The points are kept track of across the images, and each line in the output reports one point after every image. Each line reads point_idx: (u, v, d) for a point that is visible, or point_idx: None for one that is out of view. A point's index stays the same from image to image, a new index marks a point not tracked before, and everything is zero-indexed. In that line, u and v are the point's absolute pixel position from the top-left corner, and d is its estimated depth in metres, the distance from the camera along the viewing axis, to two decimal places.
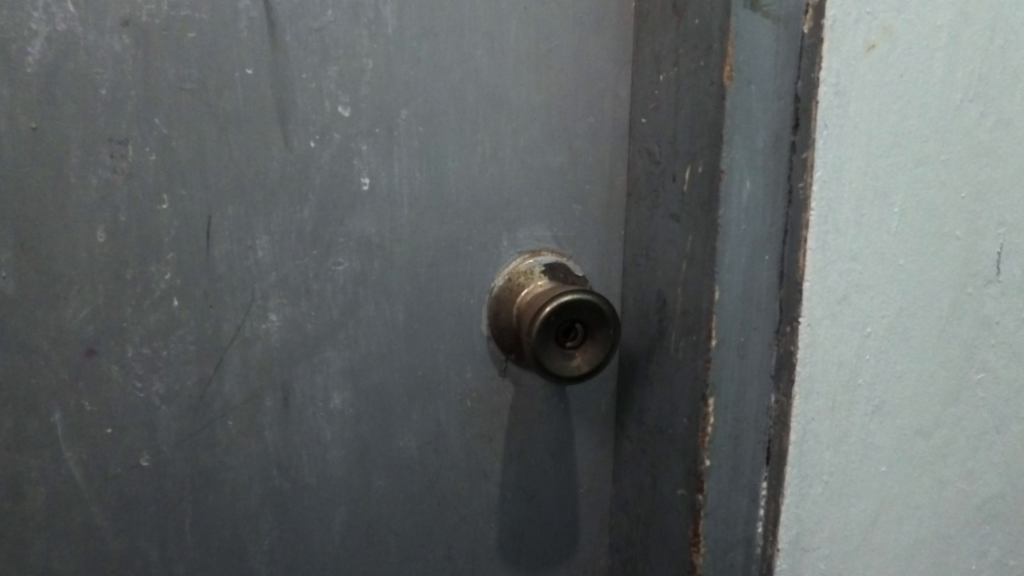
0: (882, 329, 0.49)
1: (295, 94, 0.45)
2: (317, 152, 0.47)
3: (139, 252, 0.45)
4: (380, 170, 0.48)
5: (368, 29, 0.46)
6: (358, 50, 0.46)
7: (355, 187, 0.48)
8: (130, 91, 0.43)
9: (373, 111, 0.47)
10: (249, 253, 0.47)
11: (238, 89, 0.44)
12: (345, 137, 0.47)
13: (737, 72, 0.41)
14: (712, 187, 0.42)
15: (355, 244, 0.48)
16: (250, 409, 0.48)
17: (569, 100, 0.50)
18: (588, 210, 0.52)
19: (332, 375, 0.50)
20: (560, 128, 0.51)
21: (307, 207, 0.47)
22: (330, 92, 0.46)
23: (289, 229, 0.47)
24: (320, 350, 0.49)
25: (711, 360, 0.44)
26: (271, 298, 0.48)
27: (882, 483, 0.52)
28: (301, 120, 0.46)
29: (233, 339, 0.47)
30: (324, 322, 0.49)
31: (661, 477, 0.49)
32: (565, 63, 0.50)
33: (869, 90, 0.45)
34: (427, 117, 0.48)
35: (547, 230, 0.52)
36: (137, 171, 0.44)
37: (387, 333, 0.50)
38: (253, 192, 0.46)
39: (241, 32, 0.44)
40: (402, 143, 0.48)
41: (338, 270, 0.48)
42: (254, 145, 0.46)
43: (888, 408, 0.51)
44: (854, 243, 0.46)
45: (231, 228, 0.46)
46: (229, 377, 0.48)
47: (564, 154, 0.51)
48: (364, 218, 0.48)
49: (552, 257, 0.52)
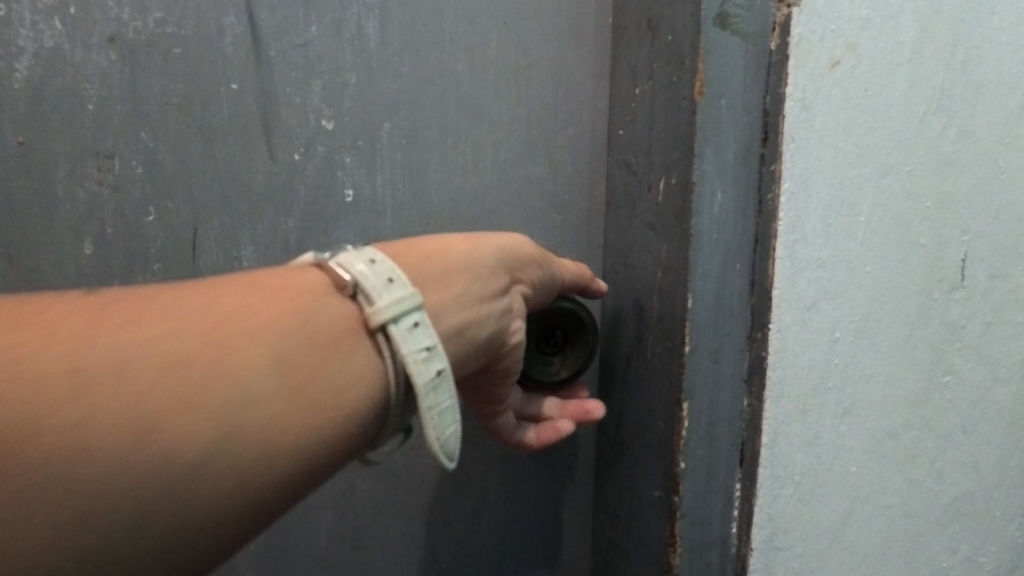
0: (851, 335, 0.50)
1: (279, 108, 0.46)
2: (301, 165, 0.47)
3: (126, 262, 0.46)
4: (363, 181, 0.48)
5: (352, 44, 0.46)
6: (342, 64, 0.47)
7: (338, 198, 0.48)
8: (117, 106, 0.44)
9: (356, 124, 0.48)
10: (234, 263, 0.47)
11: (224, 103, 0.45)
12: (328, 150, 0.47)
13: (707, 87, 0.42)
14: (685, 197, 0.43)
15: None
16: None
17: (548, 113, 0.51)
18: (569, 219, 0.53)
19: None
20: (539, 140, 0.51)
21: (291, 218, 0.48)
22: (314, 106, 0.47)
23: (273, 239, 0.48)
24: None
25: (685, 365, 0.45)
26: None
27: (855, 484, 0.53)
28: (284, 133, 0.46)
29: None
30: None
31: (640, 480, 0.50)
32: (545, 77, 0.51)
33: (835, 104, 0.45)
34: (409, 130, 0.49)
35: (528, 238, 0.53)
36: (124, 184, 0.45)
37: None
38: (238, 203, 0.47)
39: (226, 48, 0.44)
40: (385, 155, 0.49)
41: None
42: (241, 157, 0.46)
43: (858, 411, 0.52)
44: (822, 253, 0.47)
45: (216, 239, 0.47)
46: None
47: (545, 165, 0.52)
48: (347, 228, 0.49)
49: None
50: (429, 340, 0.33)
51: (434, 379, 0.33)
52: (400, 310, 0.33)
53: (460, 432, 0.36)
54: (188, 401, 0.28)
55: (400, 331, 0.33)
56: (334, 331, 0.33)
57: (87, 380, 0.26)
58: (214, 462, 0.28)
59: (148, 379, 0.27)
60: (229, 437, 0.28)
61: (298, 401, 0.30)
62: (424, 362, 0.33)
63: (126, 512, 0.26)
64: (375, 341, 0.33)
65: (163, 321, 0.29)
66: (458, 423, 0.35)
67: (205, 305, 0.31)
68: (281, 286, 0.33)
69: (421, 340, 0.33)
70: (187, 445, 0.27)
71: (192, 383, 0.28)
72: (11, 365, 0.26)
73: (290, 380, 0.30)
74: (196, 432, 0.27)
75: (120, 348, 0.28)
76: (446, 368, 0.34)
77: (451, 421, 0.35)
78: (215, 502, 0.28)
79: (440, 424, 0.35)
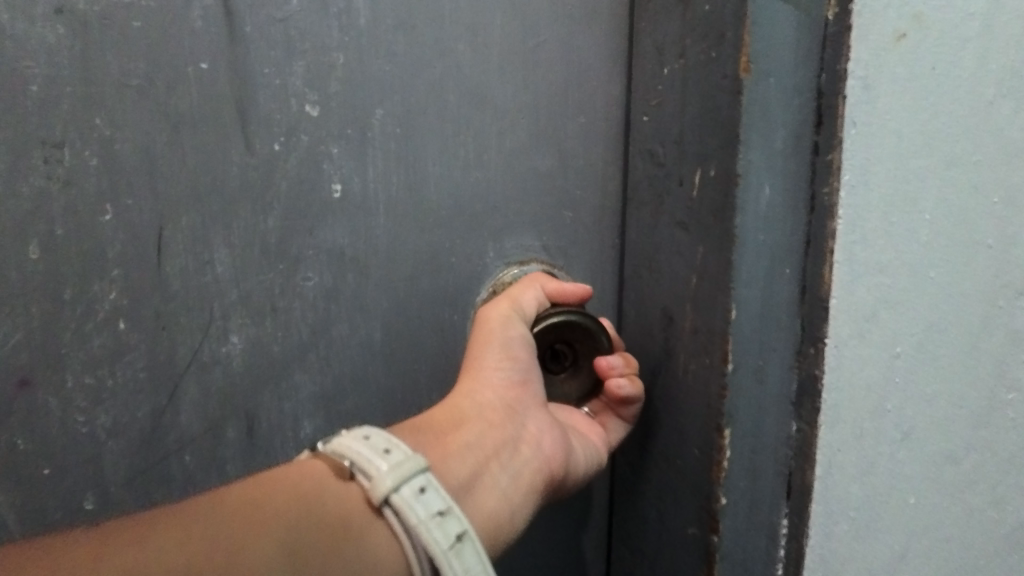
0: (913, 348, 0.49)
1: (257, 91, 0.48)
2: (282, 155, 0.49)
3: (84, 268, 0.47)
4: (353, 175, 0.51)
5: (339, 19, 0.48)
6: (329, 42, 0.48)
7: (326, 192, 0.50)
8: (65, 87, 0.44)
9: (344, 110, 0.49)
10: (206, 268, 0.49)
11: (195, 85, 0.46)
12: (314, 139, 0.49)
13: (753, 63, 0.39)
14: (727, 189, 0.40)
15: (326, 257, 0.51)
16: (212, 441, 0.52)
17: (557, 103, 0.53)
18: (579, 216, 0.56)
19: (302, 402, 0.53)
20: (547, 131, 0.54)
21: (272, 215, 0.50)
22: (296, 89, 0.48)
23: (252, 241, 0.50)
24: (288, 375, 0.52)
25: (727, 388, 0.43)
26: (232, 319, 0.50)
27: (910, 515, 0.52)
28: (265, 121, 0.48)
29: (189, 364, 0.50)
30: (292, 344, 0.52)
31: (670, 509, 0.49)
32: (551, 59, 0.52)
33: (902, 81, 0.44)
34: (404, 117, 0.51)
35: (536, 239, 0.55)
36: (75, 177, 0.46)
37: (363, 355, 0.54)
38: (211, 201, 0.48)
39: (195, 21, 0.46)
40: (377, 145, 0.50)
41: (307, 285, 0.51)
42: (219, 149, 0.48)
43: (916, 433, 0.51)
44: (883, 256, 0.46)
45: (187, 246, 0.49)
46: (185, 406, 0.51)
47: (554, 157, 0.54)
48: (333, 229, 0.51)
49: (538, 266, 0.56)
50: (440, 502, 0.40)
51: (452, 543, 0.39)
52: (401, 479, 0.40)
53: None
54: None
55: (404, 498, 0.39)
56: (342, 513, 0.40)
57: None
58: None
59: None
60: None
61: None
62: (440, 523, 0.39)
63: None
64: (385, 514, 0.40)
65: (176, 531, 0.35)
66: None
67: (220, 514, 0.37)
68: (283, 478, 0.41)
69: (432, 505, 0.39)
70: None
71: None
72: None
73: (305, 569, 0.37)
74: None
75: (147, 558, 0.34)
76: (462, 529, 0.39)
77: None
78: None
79: None
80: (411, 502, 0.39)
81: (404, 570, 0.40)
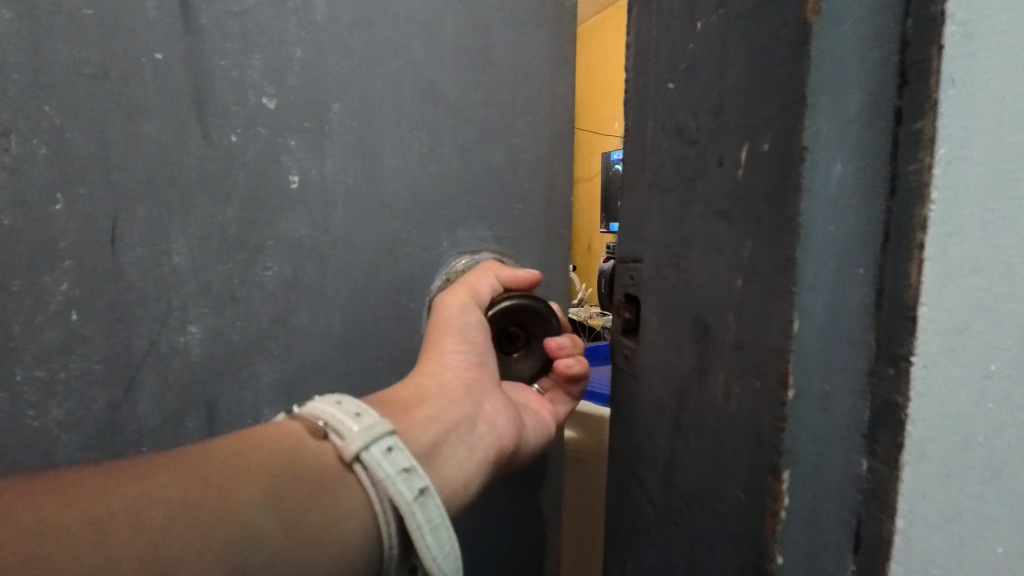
0: (1007, 365, 0.47)
1: (217, 78, 0.84)
2: (238, 140, 0.86)
3: (39, 266, 0.80)
4: (312, 166, 0.91)
5: (295, 15, 0.87)
6: (291, 45, 0.87)
7: (285, 181, 0.90)
8: (12, 88, 0.76)
9: (307, 107, 0.89)
10: (166, 250, 0.85)
11: (137, 86, 0.81)
12: (272, 135, 0.88)
13: (822, 6, 0.41)
14: (794, 161, 0.42)
15: (287, 252, 0.92)
16: (171, 425, 0.89)
17: (500, 82, 1.00)
18: (528, 206, 1.06)
19: (261, 382, 0.93)
20: (498, 128, 1.01)
21: (235, 208, 0.88)
22: (258, 84, 0.86)
23: (201, 241, 0.87)
24: (252, 364, 0.92)
25: (785, 419, 0.44)
26: (184, 309, 0.88)
27: (1000, 565, 0.50)
28: (228, 120, 0.85)
29: (140, 348, 0.86)
30: (255, 327, 0.92)
31: (724, 546, 0.51)
32: (501, 65, 0.99)
33: (999, 46, 0.42)
34: (360, 115, 0.92)
35: (491, 229, 1.03)
36: (25, 168, 0.78)
37: (322, 340, 0.96)
38: (173, 199, 0.85)
39: (149, 6, 0.79)
40: (337, 136, 0.91)
41: (265, 270, 0.91)
42: (180, 133, 0.84)
43: (1010, 467, 0.48)
44: (976, 259, 0.44)
45: (144, 239, 0.84)
46: (139, 391, 0.87)
47: (506, 150, 1.02)
48: (298, 221, 0.91)
49: (490, 253, 1.04)
50: (404, 462, 0.60)
51: (414, 496, 0.59)
52: (370, 442, 0.60)
53: (452, 540, 0.61)
54: (201, 514, 0.48)
55: (372, 458, 0.59)
56: (319, 468, 0.58)
57: (156, 494, 0.48)
58: (245, 537, 0.49)
59: (186, 499, 0.49)
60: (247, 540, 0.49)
61: (298, 527, 0.53)
62: (407, 479, 0.60)
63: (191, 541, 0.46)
64: (355, 469, 0.59)
65: (184, 475, 0.50)
66: (449, 537, 0.61)
67: (228, 460, 0.54)
68: (260, 448, 0.57)
69: (397, 464, 0.60)
70: (207, 560, 0.46)
71: (208, 506, 0.49)
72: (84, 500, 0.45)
73: (285, 514, 0.53)
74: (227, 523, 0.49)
75: (174, 488, 0.49)
76: (422, 485, 0.60)
77: (440, 530, 0.60)
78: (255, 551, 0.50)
79: (431, 537, 0.59)
80: (381, 461, 0.59)
81: (369, 517, 0.58)
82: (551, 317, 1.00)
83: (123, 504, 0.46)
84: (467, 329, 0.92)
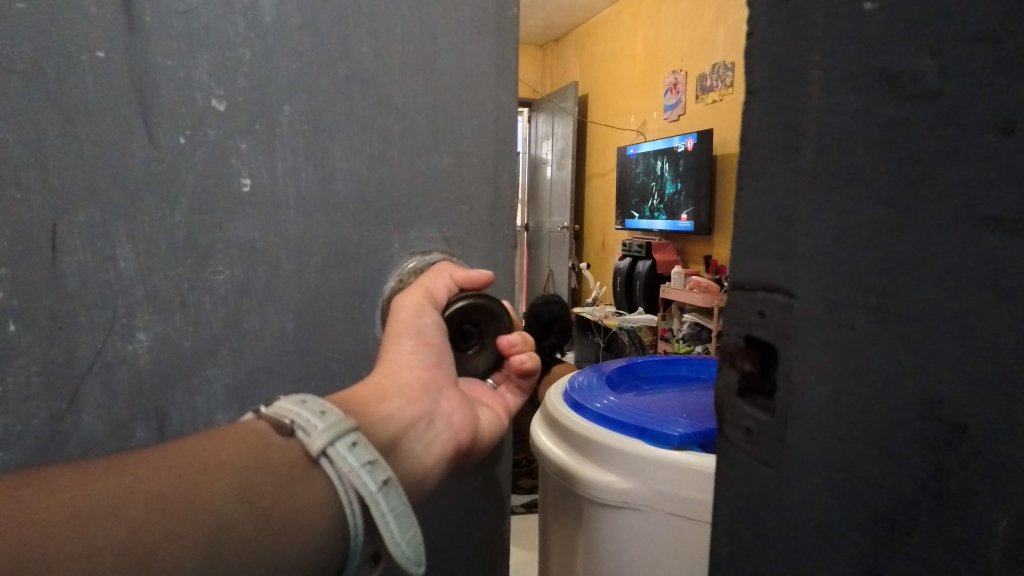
0: None
1: (165, 78, 0.90)
2: (186, 142, 0.93)
3: None
4: (262, 169, 0.97)
5: (244, 20, 0.92)
6: (239, 48, 0.92)
7: (236, 183, 0.96)
8: None
9: (255, 113, 0.95)
10: (115, 250, 0.93)
11: (77, 93, 0.88)
12: (220, 136, 0.94)
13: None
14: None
15: (236, 253, 0.98)
16: (125, 417, 0.97)
17: (450, 89, 1.04)
18: (471, 211, 1.10)
19: (212, 379, 1.00)
20: (444, 129, 1.05)
21: (182, 210, 0.95)
22: (206, 86, 0.92)
23: (145, 241, 0.94)
24: (202, 365, 1.00)
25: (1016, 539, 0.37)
26: (133, 307, 0.95)
27: None
28: (175, 126, 0.92)
29: (93, 343, 0.94)
30: (202, 327, 0.99)
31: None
32: (445, 70, 1.03)
33: None
34: (309, 122, 0.98)
35: (438, 231, 1.08)
36: None
37: (277, 339, 1.02)
38: (124, 208, 0.92)
39: (92, 11, 0.86)
40: (287, 140, 0.97)
41: (217, 269, 0.98)
42: (125, 135, 0.90)
43: None
44: None
45: (100, 242, 0.92)
46: (94, 384, 0.95)
47: (452, 155, 1.07)
48: (245, 226, 0.98)
49: (439, 254, 1.09)
50: (367, 455, 0.66)
51: (379, 487, 0.65)
52: (335, 439, 0.66)
53: (415, 528, 0.68)
54: (171, 513, 0.53)
55: (338, 453, 0.65)
56: (285, 462, 0.63)
57: (129, 492, 0.54)
58: (218, 525, 0.55)
59: (160, 493, 0.54)
60: (217, 530, 0.55)
61: (266, 518, 0.59)
62: (370, 471, 0.66)
63: (163, 537, 0.52)
64: (320, 463, 0.65)
65: (163, 469, 0.57)
66: (412, 524, 0.68)
67: (196, 460, 0.59)
68: (228, 443, 0.63)
69: (362, 457, 0.66)
70: (179, 551, 0.52)
71: (176, 507, 0.54)
72: (82, 492, 0.53)
73: (254, 505, 0.59)
74: (196, 518, 0.54)
75: (141, 490, 0.54)
76: (386, 476, 0.66)
77: (402, 515, 0.67)
78: (227, 540, 0.55)
79: (393, 523, 0.66)
80: (345, 456, 0.65)
81: (334, 507, 0.64)
82: (502, 315, 1.06)
83: (105, 503, 0.52)
84: (422, 329, 0.98)
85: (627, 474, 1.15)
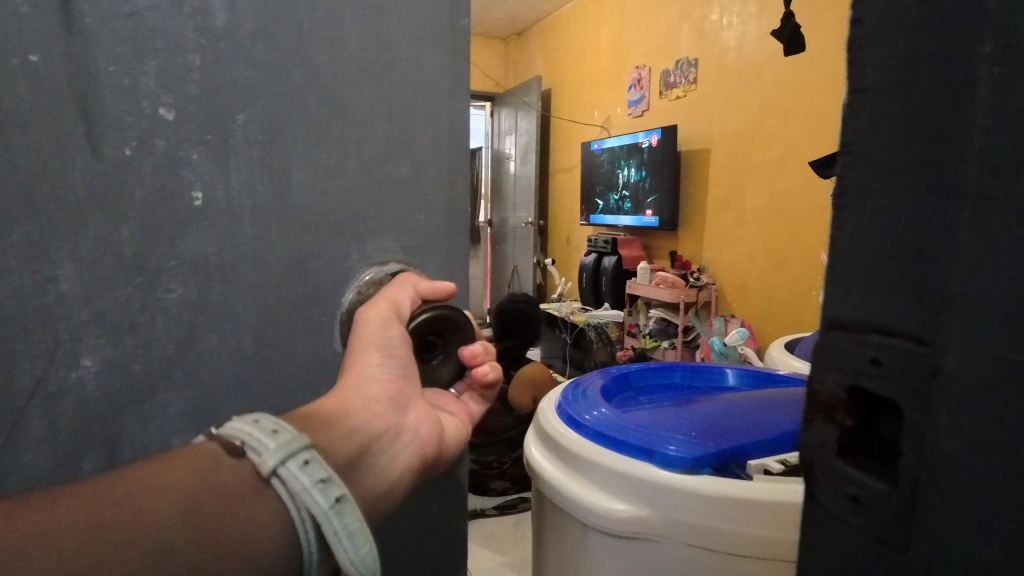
0: None
1: (105, 79, 0.73)
2: (134, 153, 0.76)
3: None
4: (217, 183, 0.81)
5: (193, 20, 0.76)
6: (189, 50, 0.76)
7: (188, 197, 0.80)
8: None
9: (208, 123, 0.79)
10: (50, 276, 0.75)
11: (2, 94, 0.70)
12: (172, 149, 0.77)
13: None
14: None
15: (188, 276, 0.81)
16: (67, 465, 0.79)
17: (421, 89, 0.90)
18: (437, 222, 0.96)
19: (167, 410, 0.83)
20: (405, 133, 0.90)
21: (129, 229, 0.77)
22: (153, 93, 0.76)
23: (84, 264, 0.76)
24: (154, 397, 0.83)
25: None
26: (75, 342, 0.77)
27: None
28: (118, 137, 0.75)
29: (26, 391, 0.76)
30: (152, 361, 0.81)
31: None
32: (415, 70, 0.89)
33: None
34: (266, 131, 0.82)
35: (397, 241, 0.93)
36: None
37: (235, 363, 0.86)
38: (60, 226, 0.74)
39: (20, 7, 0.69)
40: (243, 151, 0.81)
41: (169, 289, 0.81)
42: (63, 146, 0.73)
43: None
44: None
45: (35, 268, 0.74)
46: (31, 430, 0.77)
47: (411, 164, 0.92)
48: (199, 243, 0.81)
49: (399, 263, 0.93)
50: (322, 472, 0.55)
51: (333, 504, 0.53)
52: (286, 454, 0.54)
53: (373, 546, 0.55)
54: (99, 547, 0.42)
55: (288, 470, 0.54)
56: (236, 484, 0.52)
57: (48, 522, 0.42)
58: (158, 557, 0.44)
59: (86, 523, 0.43)
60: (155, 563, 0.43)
61: (212, 547, 0.47)
62: (323, 489, 0.54)
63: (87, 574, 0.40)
64: (272, 484, 0.53)
65: (92, 494, 0.46)
66: (369, 541, 0.55)
67: (132, 484, 0.48)
68: (169, 465, 0.51)
69: (316, 474, 0.54)
70: None
71: (106, 539, 0.43)
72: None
73: (199, 533, 0.47)
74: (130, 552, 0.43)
75: (62, 519, 0.43)
76: (340, 493, 0.54)
77: (362, 538, 0.54)
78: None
79: (350, 546, 0.53)
80: (298, 473, 0.54)
81: (287, 531, 0.52)
82: (467, 325, 0.92)
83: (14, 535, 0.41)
84: (389, 343, 0.82)
85: (632, 497, 0.93)
